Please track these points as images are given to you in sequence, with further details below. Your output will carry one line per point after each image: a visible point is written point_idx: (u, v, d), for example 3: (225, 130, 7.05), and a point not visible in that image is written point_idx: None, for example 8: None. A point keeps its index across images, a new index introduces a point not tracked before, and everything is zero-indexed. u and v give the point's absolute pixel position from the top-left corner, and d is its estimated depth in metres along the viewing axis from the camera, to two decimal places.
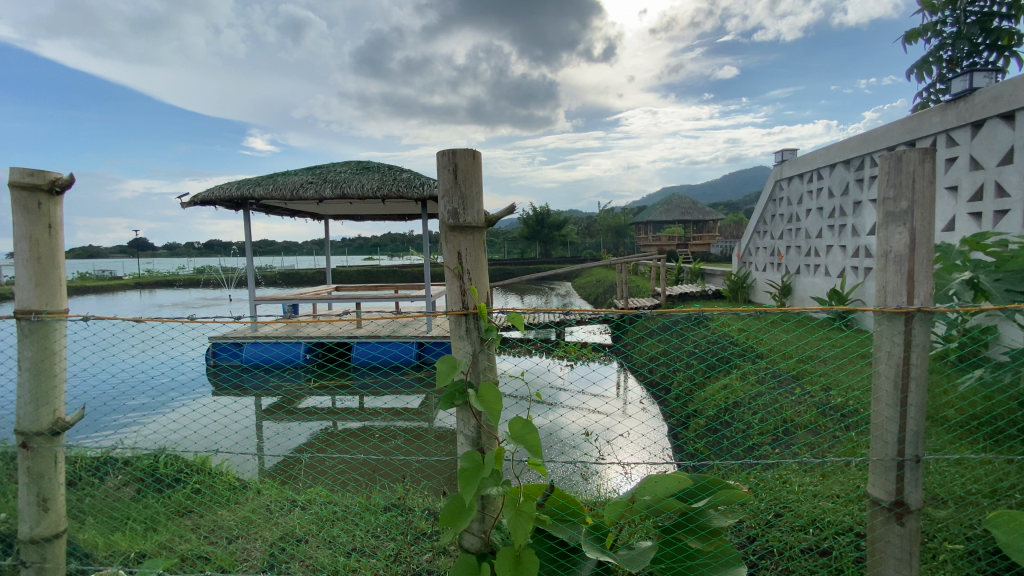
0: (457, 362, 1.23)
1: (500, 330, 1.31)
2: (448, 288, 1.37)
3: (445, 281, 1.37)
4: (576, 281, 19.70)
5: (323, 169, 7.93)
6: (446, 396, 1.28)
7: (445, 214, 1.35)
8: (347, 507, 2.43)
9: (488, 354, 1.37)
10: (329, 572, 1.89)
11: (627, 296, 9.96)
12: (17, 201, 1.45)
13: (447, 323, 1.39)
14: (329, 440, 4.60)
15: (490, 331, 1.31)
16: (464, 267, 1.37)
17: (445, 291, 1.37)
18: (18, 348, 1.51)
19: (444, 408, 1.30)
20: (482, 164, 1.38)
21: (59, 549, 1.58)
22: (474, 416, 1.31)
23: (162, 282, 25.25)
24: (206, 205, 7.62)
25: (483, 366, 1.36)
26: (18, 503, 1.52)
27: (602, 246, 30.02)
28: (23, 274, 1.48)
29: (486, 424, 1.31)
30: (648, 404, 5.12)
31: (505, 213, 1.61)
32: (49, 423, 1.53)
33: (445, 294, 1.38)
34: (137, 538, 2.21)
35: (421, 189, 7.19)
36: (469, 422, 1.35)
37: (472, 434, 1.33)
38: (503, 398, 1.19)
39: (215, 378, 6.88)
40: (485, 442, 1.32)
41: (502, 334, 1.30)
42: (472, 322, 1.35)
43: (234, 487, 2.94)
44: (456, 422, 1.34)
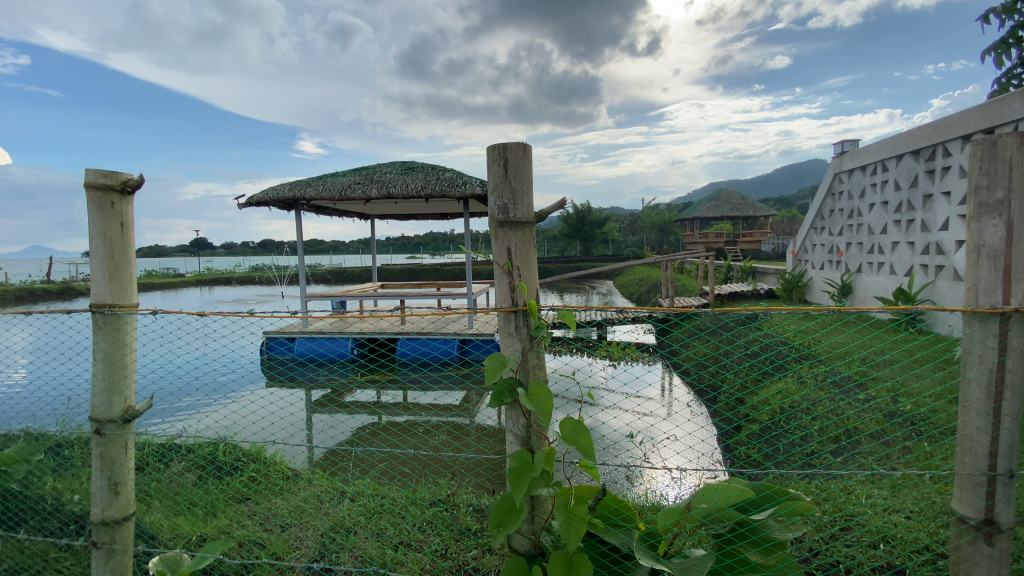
0: (507, 360, 1.21)
1: (550, 328, 1.28)
2: (498, 284, 1.35)
3: (495, 277, 1.35)
4: (619, 279, 19.37)
5: (370, 170, 8.14)
6: (495, 394, 1.26)
7: (496, 209, 1.33)
8: (395, 501, 2.47)
9: (537, 352, 1.34)
10: (377, 565, 1.92)
11: (673, 294, 9.71)
12: (92, 200, 1.51)
13: (497, 320, 1.37)
14: (376, 434, 4.71)
15: (540, 328, 1.28)
16: (514, 263, 1.34)
17: (494, 287, 1.35)
18: (94, 340, 1.59)
19: (493, 406, 1.28)
20: (532, 159, 1.35)
21: (127, 533, 1.65)
22: (524, 414, 1.28)
23: (221, 279, 26.68)
24: (261, 206, 7.98)
25: (532, 365, 1.33)
26: (92, 487, 1.60)
27: (645, 244, 29.43)
28: (97, 269, 1.55)
29: (536, 424, 1.28)
30: (695, 406, 4.97)
31: (555, 207, 1.58)
32: (121, 411, 1.61)
33: (495, 290, 1.36)
34: (198, 522, 2.32)
35: (465, 188, 7.25)
36: (518, 421, 1.33)
37: (522, 433, 1.31)
38: (554, 397, 1.16)
39: (269, 371, 7.20)
40: (534, 442, 1.30)
41: (552, 332, 1.27)
42: (522, 319, 1.32)
43: (286, 477, 3.04)
44: (505, 420, 1.33)
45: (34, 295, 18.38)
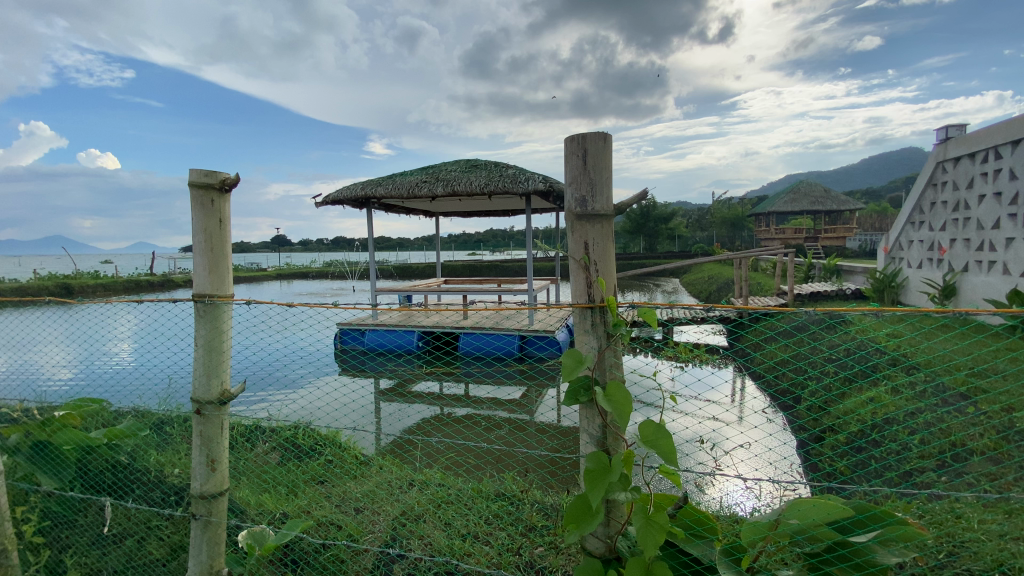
0: (584, 358, 1.17)
1: (629, 326, 1.23)
2: (573, 279, 1.32)
3: (571, 272, 1.32)
4: (685, 277, 18.64)
5: (436, 168, 8.35)
6: (571, 392, 1.23)
7: (573, 202, 1.30)
8: (461, 493, 2.51)
9: (615, 350, 1.30)
10: (446, 554, 1.95)
11: (746, 294, 9.20)
12: (195, 197, 1.58)
13: (573, 316, 1.35)
14: (441, 425, 4.83)
15: (618, 327, 1.24)
16: (591, 257, 1.31)
17: (570, 283, 1.33)
18: (195, 329, 1.66)
19: (568, 404, 1.26)
20: (613, 148, 1.31)
21: (222, 507, 1.68)
22: (600, 414, 1.25)
23: (298, 274, 28.42)
24: (336, 205, 8.41)
25: (609, 363, 1.29)
26: (192, 463, 1.65)
27: (715, 241, 28.08)
28: (199, 262, 1.61)
29: (612, 425, 1.25)
30: (771, 414, 4.69)
31: (634, 200, 1.52)
32: (218, 393, 1.66)
33: (570, 286, 1.34)
34: (281, 500, 2.48)
35: (527, 184, 7.24)
36: (593, 421, 1.30)
37: (597, 434, 1.28)
38: (633, 398, 1.11)
39: (342, 360, 7.60)
40: (611, 444, 1.27)
41: (631, 329, 1.22)
42: (598, 315, 1.29)
43: (358, 462, 3.19)
44: (581, 419, 1.30)
45: (140, 285, 20.51)
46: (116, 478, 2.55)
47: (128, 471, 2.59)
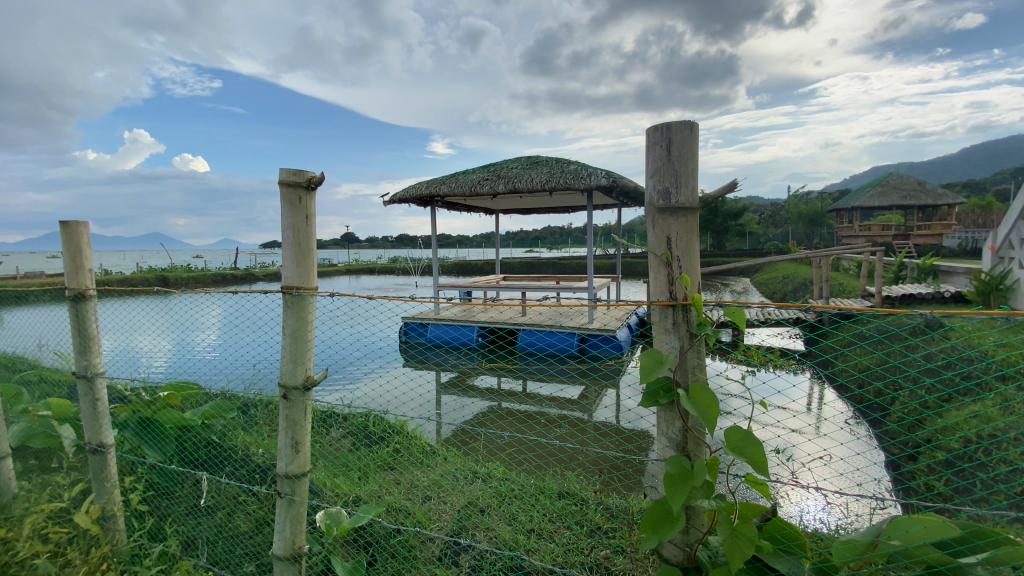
0: (665, 358, 1.14)
1: (715, 325, 1.17)
2: (654, 275, 1.28)
3: (652, 267, 1.29)
4: (757, 277, 17.63)
5: (498, 166, 8.42)
6: (649, 393, 1.19)
7: (655, 194, 1.27)
8: (525, 488, 2.52)
9: (697, 352, 1.25)
10: (509, 548, 1.97)
11: (826, 295, 8.58)
12: (284, 195, 1.59)
13: (652, 314, 1.31)
14: (500, 418, 4.88)
15: (703, 326, 1.19)
16: (673, 252, 1.27)
17: (650, 278, 1.29)
18: (283, 318, 1.66)
19: (646, 405, 1.22)
20: (699, 137, 1.26)
21: (303, 487, 1.68)
22: (681, 417, 1.20)
23: (365, 269, 29.73)
24: (401, 204, 8.71)
25: (691, 365, 1.25)
26: (278, 443, 1.65)
27: (790, 238, 26.35)
28: (287, 256, 1.62)
29: (694, 429, 1.20)
30: (855, 426, 4.35)
31: (721, 192, 1.45)
32: (303, 379, 1.65)
33: (651, 282, 1.30)
34: (354, 483, 2.61)
35: (589, 180, 7.13)
36: (673, 424, 1.25)
37: (677, 438, 1.24)
38: (720, 402, 1.05)
39: (406, 353, 7.89)
40: (691, 449, 1.22)
41: (717, 330, 1.17)
42: (681, 314, 1.24)
43: (424, 451, 3.29)
44: (660, 422, 1.26)
45: (226, 278, 22.26)
46: (208, 453, 2.84)
47: (217, 449, 2.88)
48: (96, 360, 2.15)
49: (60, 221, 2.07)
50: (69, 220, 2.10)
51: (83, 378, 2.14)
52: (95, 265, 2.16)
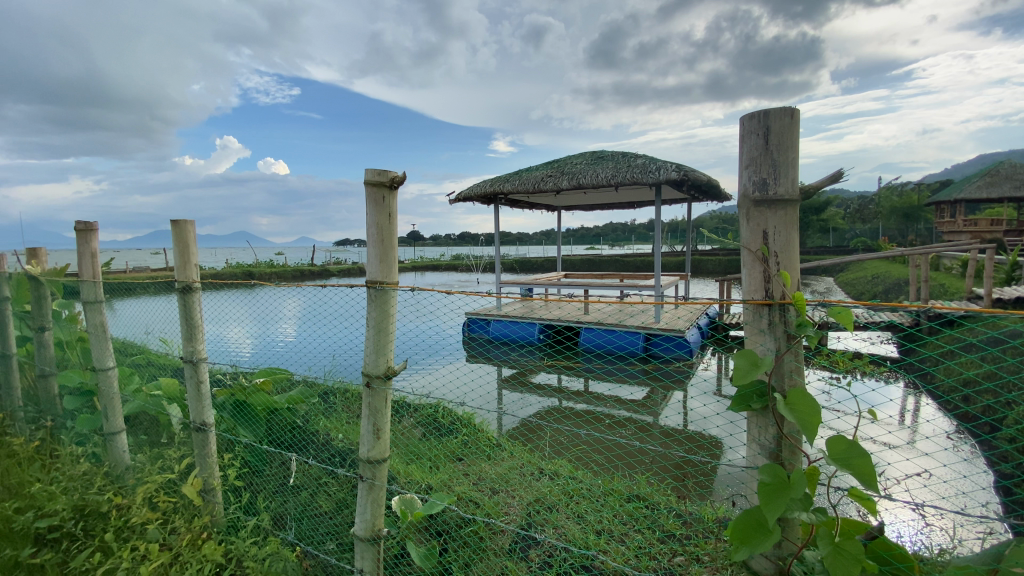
0: (760, 361, 1.10)
1: (817, 327, 1.12)
2: (749, 273, 1.25)
3: (745, 264, 1.25)
4: (841, 276, 16.33)
5: (562, 162, 8.36)
6: (742, 396, 1.17)
7: (750, 187, 1.23)
8: (593, 487, 2.50)
9: (795, 355, 1.20)
10: (581, 547, 1.96)
11: (923, 297, 7.81)
12: (369, 195, 1.66)
13: (744, 314, 1.27)
14: (563, 414, 4.88)
15: (804, 328, 1.14)
16: (770, 248, 1.23)
17: (744, 276, 1.26)
18: (367, 311, 1.74)
19: (737, 410, 1.19)
20: (800, 124, 1.21)
21: (383, 473, 1.74)
22: (776, 423, 1.16)
23: (429, 266, 30.63)
24: (466, 202, 8.88)
25: (788, 368, 1.20)
26: (361, 429, 1.73)
27: (880, 235, 24.13)
28: (371, 253, 1.70)
29: (790, 436, 1.15)
30: (959, 442, 3.94)
31: (824, 182, 1.37)
32: (384, 368, 1.72)
33: (744, 281, 1.27)
34: (426, 472, 2.70)
35: (657, 174, 6.90)
36: (766, 431, 1.21)
37: (770, 445, 1.19)
38: (823, 409, 1.00)
39: (470, 347, 8.05)
40: (786, 458, 1.18)
41: (819, 331, 1.11)
42: (777, 314, 1.20)
43: (491, 444, 3.34)
44: (752, 428, 1.22)
45: (304, 273, 23.73)
46: (292, 435, 3.08)
47: (301, 432, 3.13)
48: (200, 347, 2.36)
49: (172, 220, 2.28)
50: (178, 219, 2.31)
51: (189, 362, 2.35)
52: (200, 259, 2.36)
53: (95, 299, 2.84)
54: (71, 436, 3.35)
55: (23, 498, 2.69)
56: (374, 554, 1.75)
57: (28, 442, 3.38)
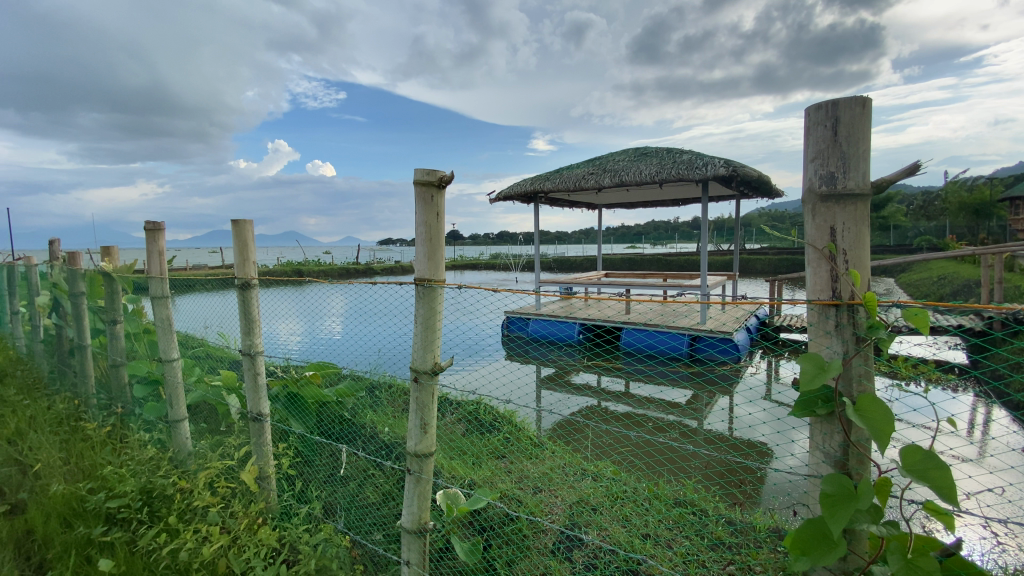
0: (826, 365, 1.05)
1: (890, 330, 1.07)
2: (814, 270, 1.21)
3: (811, 261, 1.21)
4: (902, 278, 15.35)
5: (603, 160, 8.26)
6: (806, 401, 1.13)
7: (817, 181, 1.19)
8: (637, 490, 2.47)
9: (864, 359, 1.15)
10: (627, 550, 1.93)
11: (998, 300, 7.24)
12: (418, 194, 1.69)
13: (808, 313, 1.23)
14: (604, 415, 4.82)
15: (874, 330, 1.09)
16: (838, 245, 1.18)
17: (810, 274, 1.22)
18: (415, 308, 1.77)
19: (800, 415, 1.15)
20: (871, 114, 1.17)
21: (430, 466, 1.77)
22: (844, 431, 1.11)
23: (469, 265, 30.93)
24: (506, 201, 8.91)
25: (857, 373, 1.15)
26: (408, 423, 1.76)
27: (947, 233, 22.51)
28: (419, 251, 1.73)
29: (858, 445, 1.11)
30: None
31: (899, 176, 1.30)
32: (431, 364, 1.74)
33: (809, 279, 1.23)
34: (469, 468, 2.74)
35: (705, 170, 6.70)
36: (831, 438, 1.17)
37: (835, 453, 1.15)
38: (896, 418, 0.95)
39: (509, 346, 8.09)
40: (854, 467, 1.13)
41: (892, 335, 1.06)
42: (844, 315, 1.16)
43: (532, 442, 3.34)
44: (815, 435, 1.18)
45: (348, 271, 24.47)
46: (340, 427, 3.20)
47: (349, 425, 3.24)
48: (257, 341, 2.47)
49: (232, 220, 2.40)
50: (238, 219, 2.42)
51: (247, 355, 2.46)
52: (258, 257, 2.47)
53: (162, 295, 3.02)
54: (139, 423, 3.59)
55: (96, 478, 2.90)
56: (420, 546, 1.78)
57: (101, 427, 3.64)
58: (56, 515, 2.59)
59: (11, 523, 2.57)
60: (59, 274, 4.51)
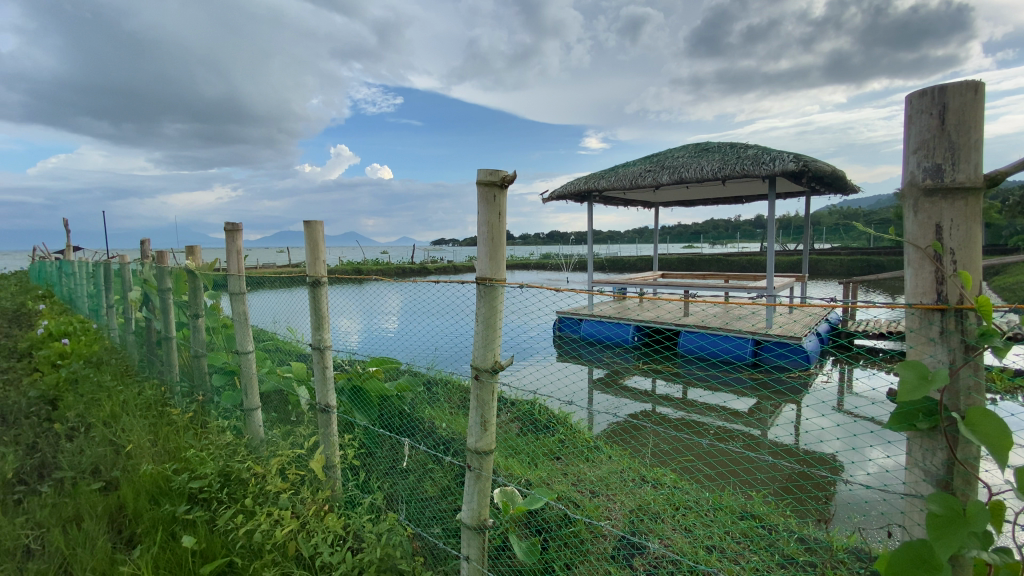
0: (930, 375, 0.98)
1: (1004, 339, 0.97)
2: (915, 271, 1.13)
3: (911, 260, 1.13)
4: (998, 281, 13.90)
5: (662, 156, 8.04)
6: (905, 413, 1.06)
7: (920, 173, 1.10)
8: (701, 500, 2.39)
9: (972, 370, 1.05)
10: (690, 562, 1.87)
11: None
12: (481, 194, 1.71)
13: (905, 317, 1.15)
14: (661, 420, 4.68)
15: (985, 337, 1.00)
16: (945, 243, 1.09)
17: (909, 274, 1.14)
18: (476, 307, 1.79)
19: (897, 429, 1.08)
20: (985, 100, 1.07)
21: (489, 464, 1.78)
22: (950, 448, 1.04)
23: (521, 265, 31.06)
24: (560, 200, 8.86)
25: (965, 385, 1.05)
26: (469, 420, 1.78)
27: None
28: (481, 251, 1.74)
29: (966, 463, 1.03)
30: None
31: (1017, 166, 1.18)
32: (492, 362, 1.75)
33: (909, 279, 1.14)
34: (526, 468, 2.75)
35: (772, 165, 6.37)
36: (934, 455, 1.08)
37: (939, 472, 1.07)
38: (1013, 435, 0.87)
39: (562, 347, 8.05)
40: (959, 488, 1.04)
41: (1008, 344, 0.96)
42: (951, 320, 1.08)
43: (588, 445, 3.30)
44: (914, 451, 1.10)
45: (404, 270, 25.20)
46: (400, 421, 3.31)
47: (407, 419, 3.35)
48: (326, 335, 2.59)
49: (305, 221, 2.53)
50: (311, 220, 2.55)
51: (317, 349, 2.58)
52: (328, 256, 2.59)
53: (239, 291, 3.23)
54: (217, 410, 3.86)
55: (180, 461, 3.14)
56: (479, 542, 1.79)
57: (184, 413, 3.95)
58: (145, 492, 2.82)
59: (107, 498, 2.82)
60: (149, 272, 4.92)
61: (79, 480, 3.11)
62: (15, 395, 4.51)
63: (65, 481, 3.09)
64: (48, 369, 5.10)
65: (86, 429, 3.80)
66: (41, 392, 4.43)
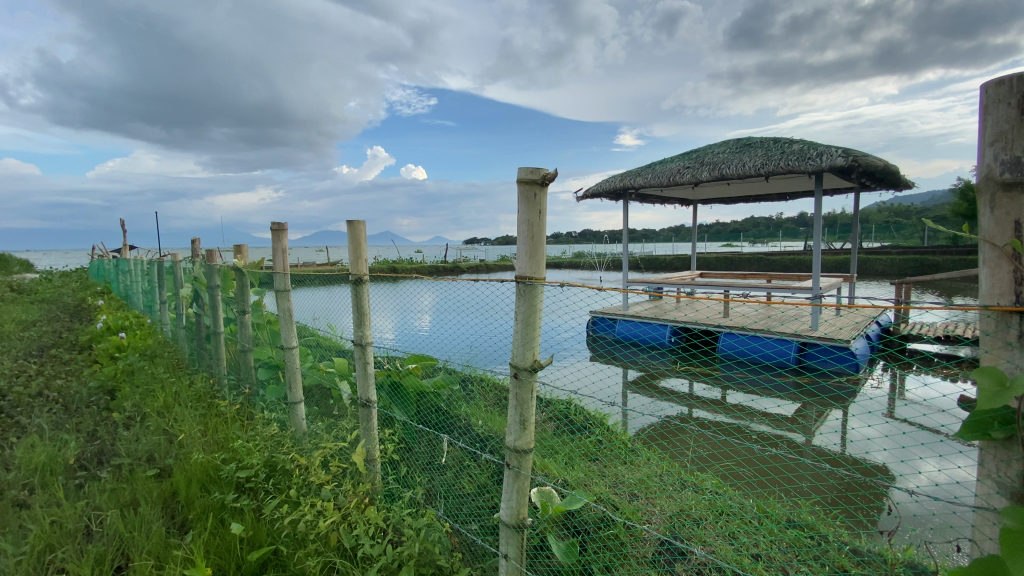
0: (1007, 383, 0.93)
1: None
2: (989, 270, 1.07)
3: (985, 259, 1.08)
4: None
5: (701, 153, 7.85)
6: (977, 422, 1.01)
7: (997, 167, 1.05)
8: (745, 507, 2.33)
9: None
10: (735, 570, 1.84)
11: None
12: (522, 192, 1.71)
13: (978, 319, 1.10)
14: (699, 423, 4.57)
15: None
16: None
17: (982, 274, 1.09)
18: (515, 305, 1.79)
19: (967, 438, 1.03)
20: None
21: (528, 463, 1.78)
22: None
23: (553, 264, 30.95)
24: (595, 198, 8.77)
25: None
26: (508, 418, 1.79)
27: None
28: (521, 249, 1.73)
29: None
30: None
31: None
32: (531, 361, 1.75)
33: (982, 279, 1.09)
34: (563, 468, 2.75)
35: (819, 160, 6.12)
36: (1007, 467, 1.03)
37: (1014, 486, 1.01)
38: None
39: (596, 347, 7.99)
40: None
41: None
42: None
43: (625, 446, 3.27)
44: (985, 463, 1.05)
45: (438, 269, 25.52)
46: (437, 417, 3.36)
47: (443, 416, 3.41)
48: (368, 332, 2.65)
49: (348, 221, 2.59)
50: (354, 219, 2.61)
51: (358, 345, 2.65)
52: (369, 255, 2.65)
53: (285, 289, 3.34)
54: (262, 402, 4.02)
55: (228, 451, 3.28)
56: (518, 541, 1.80)
57: (231, 405, 4.12)
58: (196, 480, 2.96)
59: (161, 485, 2.97)
60: (199, 269, 5.16)
61: (135, 467, 3.29)
62: (78, 384, 4.80)
63: (123, 467, 3.27)
64: (107, 361, 5.42)
65: (142, 418, 4.02)
66: (102, 383, 4.71)
